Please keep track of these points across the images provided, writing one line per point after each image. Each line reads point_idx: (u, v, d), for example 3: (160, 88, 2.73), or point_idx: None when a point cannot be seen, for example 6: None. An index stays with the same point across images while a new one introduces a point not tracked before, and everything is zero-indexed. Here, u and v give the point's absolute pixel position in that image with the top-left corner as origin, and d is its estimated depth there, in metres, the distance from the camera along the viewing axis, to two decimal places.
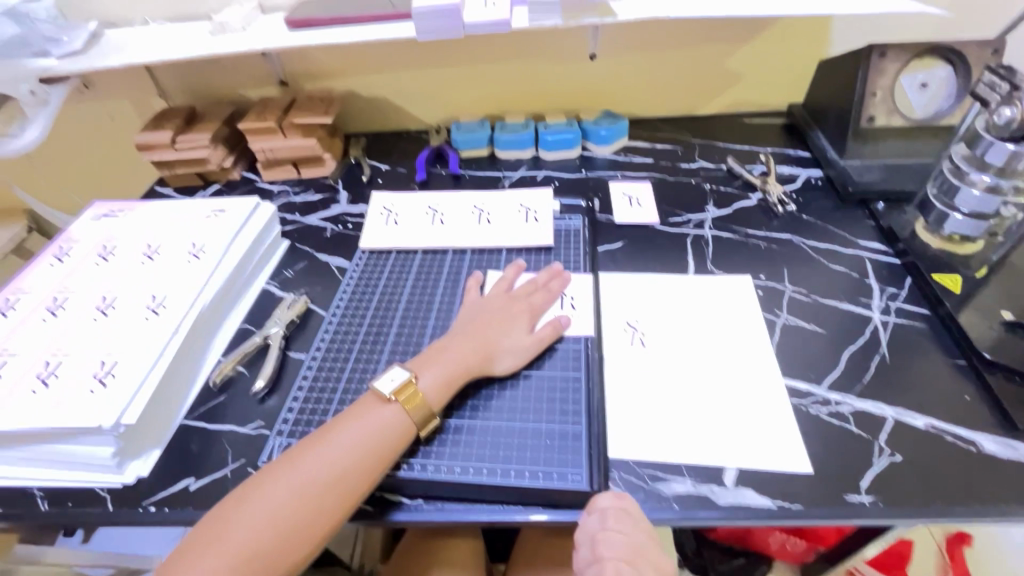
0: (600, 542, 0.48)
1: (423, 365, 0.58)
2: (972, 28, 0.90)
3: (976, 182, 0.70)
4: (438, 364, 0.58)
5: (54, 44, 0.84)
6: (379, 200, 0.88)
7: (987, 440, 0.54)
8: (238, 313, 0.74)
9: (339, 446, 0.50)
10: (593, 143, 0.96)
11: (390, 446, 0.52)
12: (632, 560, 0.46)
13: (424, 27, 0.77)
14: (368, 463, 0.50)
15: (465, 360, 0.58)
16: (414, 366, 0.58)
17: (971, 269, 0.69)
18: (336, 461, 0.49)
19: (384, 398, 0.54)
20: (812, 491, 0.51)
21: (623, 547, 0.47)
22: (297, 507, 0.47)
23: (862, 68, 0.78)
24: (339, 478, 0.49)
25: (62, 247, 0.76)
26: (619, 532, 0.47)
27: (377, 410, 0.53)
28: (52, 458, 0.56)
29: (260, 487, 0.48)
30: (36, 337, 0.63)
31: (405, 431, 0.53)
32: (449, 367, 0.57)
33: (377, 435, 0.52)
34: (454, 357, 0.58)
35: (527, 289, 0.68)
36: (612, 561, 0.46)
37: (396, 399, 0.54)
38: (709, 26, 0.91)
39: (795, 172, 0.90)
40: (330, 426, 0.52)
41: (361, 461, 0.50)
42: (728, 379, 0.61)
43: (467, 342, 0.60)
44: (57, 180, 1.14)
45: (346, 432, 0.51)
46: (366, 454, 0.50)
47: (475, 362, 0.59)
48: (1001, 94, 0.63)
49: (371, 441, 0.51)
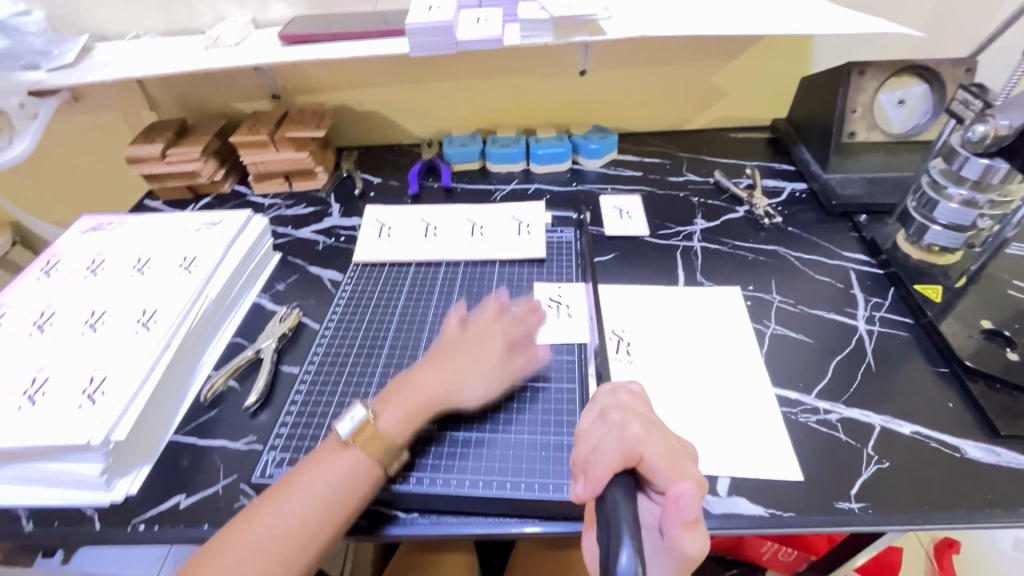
0: (614, 425, 0.42)
1: (383, 403, 0.55)
2: (944, 47, 0.94)
3: (953, 195, 0.70)
4: (399, 401, 0.55)
5: (45, 58, 0.85)
6: (373, 213, 0.88)
7: (970, 446, 0.56)
8: (229, 327, 0.73)
9: (299, 497, 0.48)
10: (583, 157, 0.98)
11: (354, 493, 0.50)
12: (654, 446, 0.40)
13: (416, 43, 0.78)
14: (332, 511, 0.49)
15: (422, 397, 0.56)
16: (374, 403, 0.55)
17: (950, 279, 0.71)
18: (297, 515, 0.48)
19: (342, 444, 0.52)
20: (804, 498, 0.52)
21: (660, 448, 0.40)
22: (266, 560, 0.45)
23: (842, 86, 0.81)
24: (305, 528, 0.47)
25: (49, 261, 0.75)
26: (645, 433, 0.40)
27: (338, 458, 0.51)
28: (37, 476, 0.55)
29: (209, 555, 0.45)
30: (21, 353, 0.62)
31: (368, 476, 0.51)
32: (409, 407, 0.55)
33: (340, 482, 0.50)
34: (418, 392, 0.56)
35: (502, 316, 0.64)
36: (635, 446, 0.39)
37: (353, 444, 0.51)
38: (696, 43, 0.93)
39: (780, 185, 0.92)
40: (287, 478, 0.50)
41: (324, 511, 0.48)
42: (719, 390, 0.61)
43: (426, 380, 0.57)
44: (42, 192, 1.13)
45: (303, 485, 0.49)
46: (332, 502, 0.49)
47: (433, 398, 0.56)
48: (976, 110, 0.66)
49: (337, 486, 0.49)
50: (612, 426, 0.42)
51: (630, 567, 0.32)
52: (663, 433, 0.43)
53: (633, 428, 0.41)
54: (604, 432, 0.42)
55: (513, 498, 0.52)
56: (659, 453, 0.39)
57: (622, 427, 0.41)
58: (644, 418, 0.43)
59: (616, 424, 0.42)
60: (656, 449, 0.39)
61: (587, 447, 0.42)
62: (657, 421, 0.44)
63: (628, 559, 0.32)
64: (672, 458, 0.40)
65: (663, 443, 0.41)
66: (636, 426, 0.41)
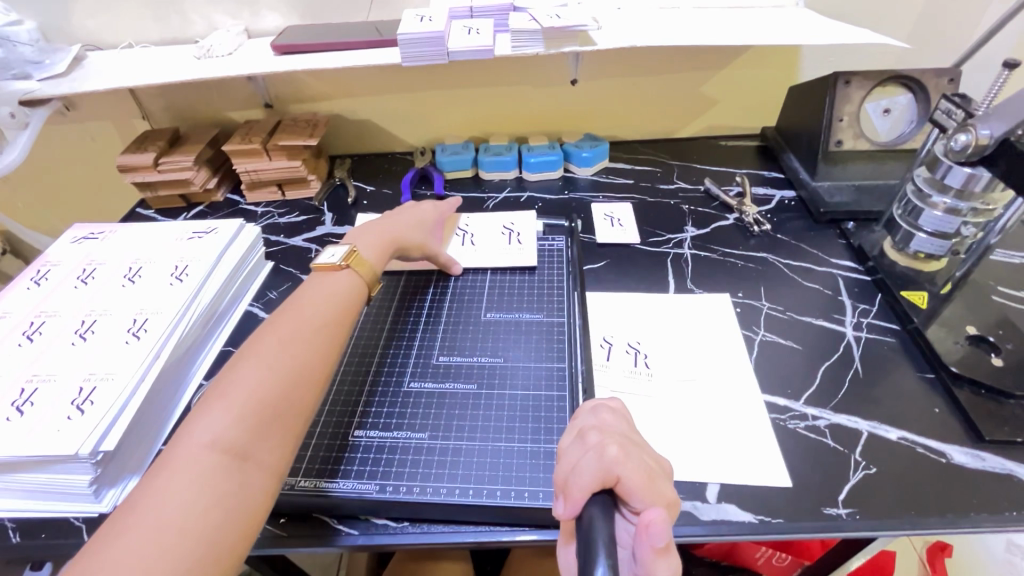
0: (593, 446, 0.40)
1: (358, 236, 0.68)
2: (928, 57, 0.96)
3: (937, 204, 0.71)
4: (373, 238, 0.68)
5: (37, 67, 0.85)
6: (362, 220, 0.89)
7: (956, 451, 0.56)
8: (220, 336, 0.73)
9: (306, 320, 0.55)
10: (575, 165, 0.99)
11: (350, 304, 0.60)
12: (632, 468, 0.39)
13: (408, 53, 0.78)
14: (334, 324, 0.57)
15: (391, 230, 0.71)
16: (348, 241, 0.68)
17: (937, 286, 0.72)
18: (304, 333, 0.54)
19: (335, 267, 0.62)
20: (793, 504, 0.53)
21: (638, 470, 0.39)
22: (287, 359, 0.51)
23: (828, 95, 0.82)
24: (320, 328, 0.55)
25: (40, 270, 0.75)
26: (624, 454, 0.39)
27: (332, 277, 0.61)
28: (25, 488, 0.55)
29: (224, 385, 0.48)
30: (10, 364, 0.62)
31: (358, 291, 0.62)
32: (381, 241, 0.69)
33: (338, 294, 0.59)
34: (384, 232, 0.70)
35: (429, 203, 0.81)
36: (613, 470, 0.38)
37: (347, 265, 0.62)
38: (685, 53, 0.94)
39: (770, 193, 0.93)
40: (281, 313, 0.56)
41: (330, 331, 0.56)
42: (708, 397, 0.62)
43: (391, 221, 0.72)
44: (34, 201, 1.12)
45: (307, 309, 0.56)
46: (336, 307, 0.58)
47: (397, 232, 0.71)
48: (957, 121, 0.67)
49: (336, 296, 0.59)
50: (590, 446, 0.41)
51: None
52: (643, 453, 0.42)
53: (611, 450, 0.39)
54: (583, 451, 0.41)
55: (504, 506, 0.52)
56: (637, 475, 0.38)
57: (600, 448, 0.40)
58: (624, 437, 0.42)
59: (595, 444, 0.41)
60: (634, 472, 0.38)
61: (565, 469, 0.40)
62: (637, 441, 0.43)
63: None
64: (649, 478, 0.39)
65: (641, 464, 0.40)
66: (615, 447, 0.40)
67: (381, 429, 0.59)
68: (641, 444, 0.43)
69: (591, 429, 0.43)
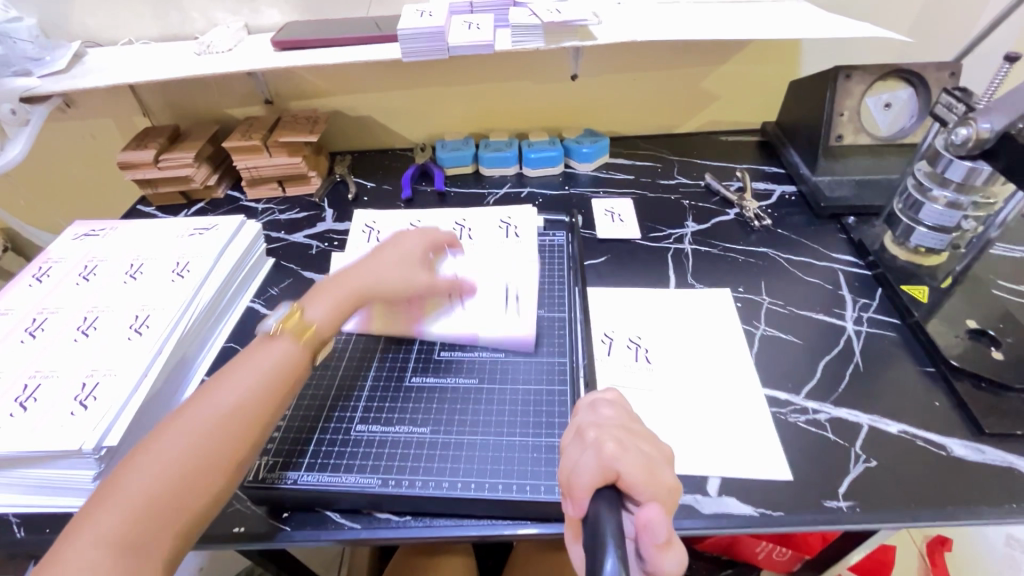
0: (591, 443, 0.41)
1: (313, 297, 0.59)
2: (929, 51, 0.96)
3: (938, 198, 0.71)
4: (330, 296, 0.59)
5: (36, 63, 0.85)
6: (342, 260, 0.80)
7: (956, 444, 0.57)
8: (222, 332, 0.73)
9: (235, 386, 0.50)
10: (575, 161, 0.99)
11: (287, 378, 0.53)
12: (632, 462, 0.39)
13: (408, 49, 0.78)
14: (263, 393, 0.51)
15: (355, 284, 0.61)
16: (303, 300, 0.59)
17: (937, 280, 0.72)
18: (229, 402, 0.49)
19: (272, 334, 0.55)
20: (793, 498, 0.53)
21: (637, 463, 0.39)
22: (190, 450, 0.45)
23: (829, 90, 0.82)
24: (233, 411, 0.48)
25: (41, 267, 0.75)
26: (622, 449, 0.40)
27: (265, 347, 0.54)
28: (29, 483, 0.55)
29: (134, 459, 0.44)
30: (13, 360, 0.62)
31: (299, 362, 0.54)
32: (338, 303, 0.59)
33: (273, 363, 0.53)
34: (345, 288, 0.60)
35: (415, 235, 0.68)
36: (613, 466, 0.38)
37: (284, 330, 0.55)
38: (685, 48, 0.94)
39: (770, 188, 0.93)
40: (221, 373, 0.51)
41: (260, 397, 0.50)
42: (709, 391, 0.62)
43: (357, 271, 0.62)
44: (34, 198, 1.12)
45: (239, 374, 0.51)
46: (268, 381, 0.51)
47: (358, 291, 0.61)
48: (958, 114, 0.66)
49: (264, 372, 0.52)
50: (589, 444, 0.41)
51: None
52: (642, 442, 0.42)
53: (609, 447, 0.39)
54: (582, 450, 0.41)
55: (505, 500, 0.52)
56: (636, 469, 0.38)
57: (598, 446, 0.40)
58: (622, 429, 0.43)
59: (593, 442, 0.41)
60: (634, 466, 0.38)
61: (567, 468, 0.41)
62: (636, 430, 0.43)
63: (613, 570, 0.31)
64: (650, 470, 0.39)
65: (639, 456, 0.40)
66: (612, 444, 0.40)
67: (383, 424, 0.59)
68: (640, 434, 0.43)
69: (589, 425, 0.43)
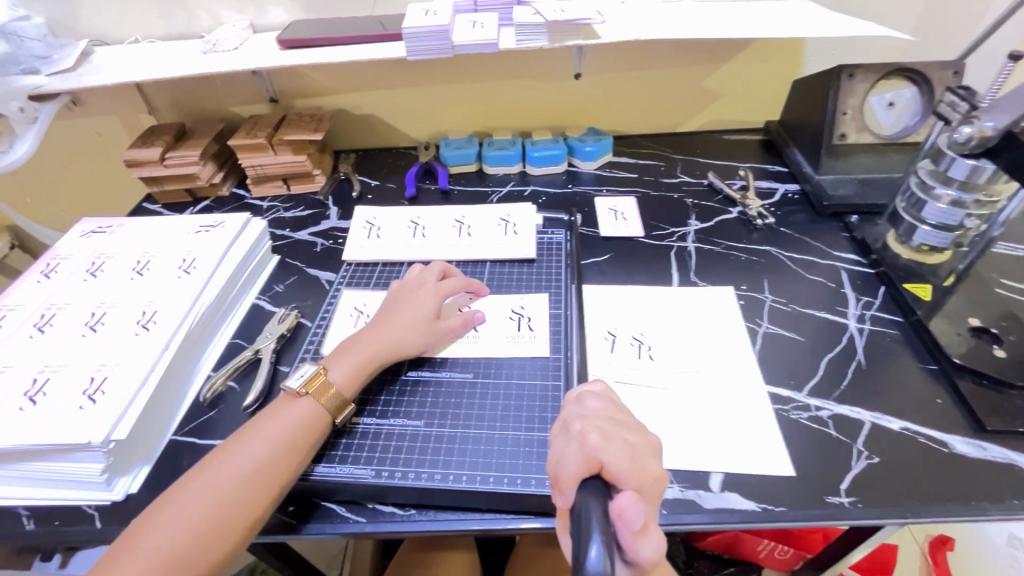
0: (576, 435, 0.42)
1: (335, 358, 0.60)
2: (932, 50, 0.96)
3: (941, 196, 0.71)
4: (348, 356, 0.60)
5: (44, 62, 0.85)
6: (349, 299, 0.75)
7: (958, 441, 0.57)
8: (228, 328, 0.74)
9: (256, 443, 0.52)
10: (579, 159, 0.99)
11: (306, 438, 0.54)
12: (615, 453, 0.39)
13: (413, 47, 0.79)
14: (283, 455, 0.52)
15: (373, 348, 0.61)
16: (326, 360, 0.60)
17: (939, 278, 0.72)
18: (250, 459, 0.51)
19: (296, 393, 0.56)
20: (795, 493, 0.53)
21: (619, 454, 0.39)
22: (204, 511, 0.47)
23: (833, 88, 0.82)
24: (253, 471, 0.50)
25: (49, 263, 0.75)
26: (604, 440, 0.40)
27: (291, 405, 0.55)
28: (39, 476, 0.56)
29: (163, 506, 0.48)
30: (23, 354, 0.63)
31: (319, 422, 0.55)
32: (357, 362, 0.59)
33: (295, 423, 0.54)
34: (362, 348, 0.60)
35: (434, 285, 0.68)
36: (596, 456, 0.39)
37: (306, 392, 0.56)
38: (689, 48, 0.94)
39: (773, 186, 0.93)
40: (251, 426, 0.54)
41: (279, 457, 0.51)
42: (712, 388, 0.62)
43: (377, 333, 0.62)
44: (42, 195, 1.13)
45: (264, 431, 0.53)
46: (288, 442, 0.52)
47: (375, 349, 0.61)
48: (962, 113, 0.66)
49: (283, 435, 0.53)
50: (573, 436, 0.42)
51: (598, 564, 0.31)
52: (626, 433, 0.42)
53: (591, 438, 0.40)
54: (567, 442, 0.42)
55: (508, 494, 0.53)
56: (619, 459, 0.39)
57: (581, 438, 0.41)
58: (607, 421, 0.43)
59: (577, 435, 0.42)
60: (616, 457, 0.39)
61: (553, 460, 0.41)
62: (622, 421, 0.44)
63: (596, 556, 0.31)
64: (632, 460, 0.39)
65: (622, 446, 0.40)
66: (595, 435, 0.40)
67: (379, 417, 0.60)
68: (625, 425, 0.44)
69: (575, 419, 0.44)
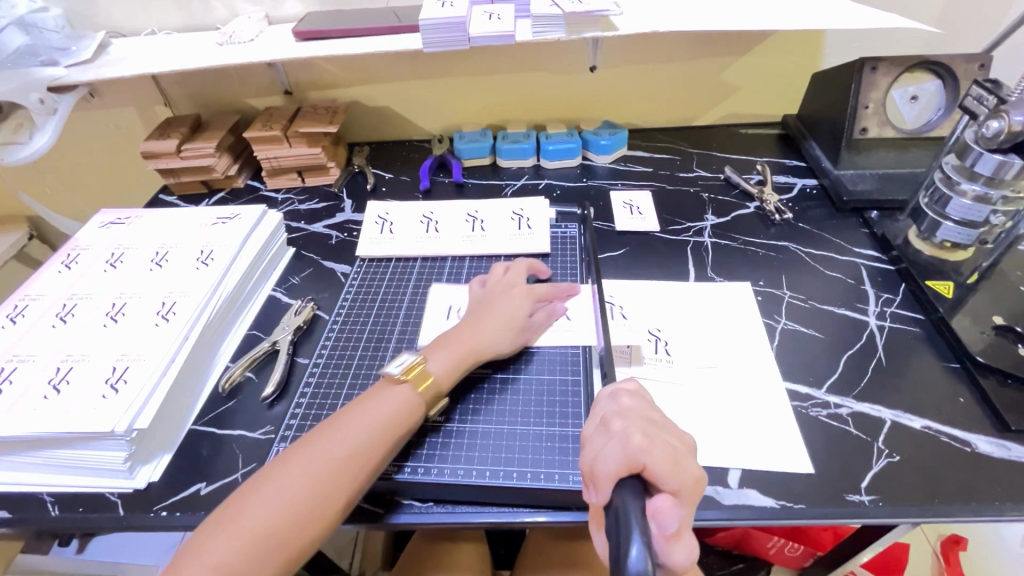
0: (616, 434, 0.41)
1: (435, 348, 0.59)
2: (956, 42, 0.94)
3: (966, 191, 0.70)
4: (450, 349, 0.59)
5: (62, 53, 0.86)
6: (438, 295, 0.74)
7: (981, 441, 0.56)
8: (245, 319, 0.74)
9: (359, 426, 0.51)
10: (594, 153, 0.99)
11: (403, 426, 0.53)
12: (658, 454, 0.39)
13: (430, 39, 0.78)
14: (380, 443, 0.51)
15: (472, 345, 0.60)
16: (425, 350, 0.60)
17: (962, 275, 0.71)
18: (351, 442, 0.50)
19: (394, 380, 0.55)
20: (814, 491, 0.53)
21: (663, 455, 0.39)
22: (308, 489, 0.47)
23: (854, 82, 0.81)
24: (353, 454, 0.49)
25: (70, 254, 0.76)
26: (647, 441, 0.40)
27: (388, 391, 0.55)
28: (62, 463, 0.56)
29: (266, 479, 0.47)
30: (46, 344, 0.64)
31: (413, 411, 0.54)
32: (458, 354, 0.59)
33: (392, 410, 0.53)
34: (462, 342, 0.60)
35: (522, 284, 0.68)
36: (639, 458, 0.38)
37: (405, 380, 0.55)
38: (707, 40, 0.93)
39: (791, 181, 0.92)
40: (350, 407, 0.53)
41: (378, 443, 0.51)
42: (730, 384, 0.62)
43: (474, 330, 0.61)
44: (59, 186, 1.14)
45: (363, 415, 0.52)
46: (387, 429, 0.52)
47: (476, 346, 0.60)
48: (989, 107, 0.65)
49: (374, 425, 0.51)
50: (613, 435, 0.41)
51: (639, 562, 0.32)
52: (666, 435, 0.42)
53: (635, 439, 0.40)
54: (606, 440, 0.42)
55: (524, 488, 0.53)
56: (662, 460, 0.38)
57: (623, 437, 0.40)
58: (646, 420, 0.43)
59: (617, 434, 0.41)
60: (660, 458, 0.38)
61: (591, 457, 0.41)
62: (659, 422, 0.43)
63: (637, 554, 0.32)
64: (675, 461, 0.39)
65: (664, 447, 0.40)
66: (638, 436, 0.40)
67: None
68: (663, 425, 0.43)
69: (614, 418, 0.44)
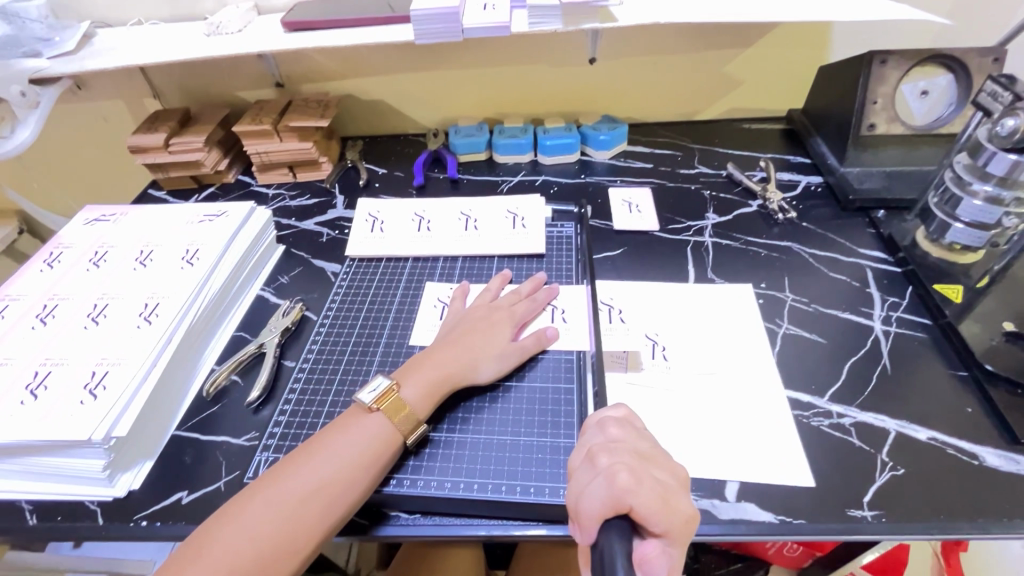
0: (603, 470, 0.39)
1: (408, 374, 0.57)
2: (968, 34, 0.90)
3: (978, 191, 0.68)
4: (423, 372, 0.57)
5: (46, 44, 0.84)
6: (433, 289, 0.73)
7: (989, 453, 0.54)
8: (232, 320, 0.72)
9: (330, 458, 0.49)
10: (592, 148, 0.96)
11: (378, 456, 0.51)
12: (646, 496, 0.37)
13: (421, 30, 0.75)
14: (354, 474, 0.49)
15: (450, 368, 0.58)
16: (398, 374, 0.58)
17: (972, 279, 0.69)
18: (322, 475, 0.48)
19: (367, 408, 0.53)
20: (815, 505, 0.51)
21: (652, 497, 0.37)
22: (274, 525, 0.45)
23: (862, 76, 0.78)
24: (323, 488, 0.48)
25: (53, 252, 0.74)
26: (635, 481, 0.38)
27: (362, 421, 0.53)
28: (40, 470, 0.55)
29: (233, 513, 0.46)
30: (25, 346, 0.62)
31: (389, 441, 0.52)
32: (431, 377, 0.57)
33: (367, 440, 0.51)
34: (440, 364, 0.58)
35: (511, 298, 0.67)
36: (625, 499, 0.36)
37: (379, 408, 0.53)
38: (709, 32, 0.90)
39: (795, 179, 0.89)
40: (324, 437, 0.52)
41: (351, 475, 0.49)
42: (729, 392, 0.60)
43: (454, 352, 0.59)
44: (48, 180, 1.12)
45: (336, 446, 0.50)
46: (360, 461, 0.50)
47: (454, 369, 0.58)
48: (1004, 103, 0.63)
49: (354, 454, 0.50)
50: (599, 470, 0.39)
51: None
52: (655, 469, 0.40)
53: (622, 477, 0.38)
54: (591, 476, 0.40)
55: (513, 502, 0.51)
56: (650, 502, 0.37)
57: (609, 475, 0.38)
58: (633, 453, 0.41)
59: (604, 470, 0.39)
60: (648, 500, 0.37)
61: (576, 494, 0.39)
62: (648, 454, 0.41)
63: None
64: (664, 502, 0.37)
65: (653, 487, 0.38)
66: (625, 474, 0.38)
67: None
68: (652, 458, 0.41)
69: (600, 449, 0.42)
